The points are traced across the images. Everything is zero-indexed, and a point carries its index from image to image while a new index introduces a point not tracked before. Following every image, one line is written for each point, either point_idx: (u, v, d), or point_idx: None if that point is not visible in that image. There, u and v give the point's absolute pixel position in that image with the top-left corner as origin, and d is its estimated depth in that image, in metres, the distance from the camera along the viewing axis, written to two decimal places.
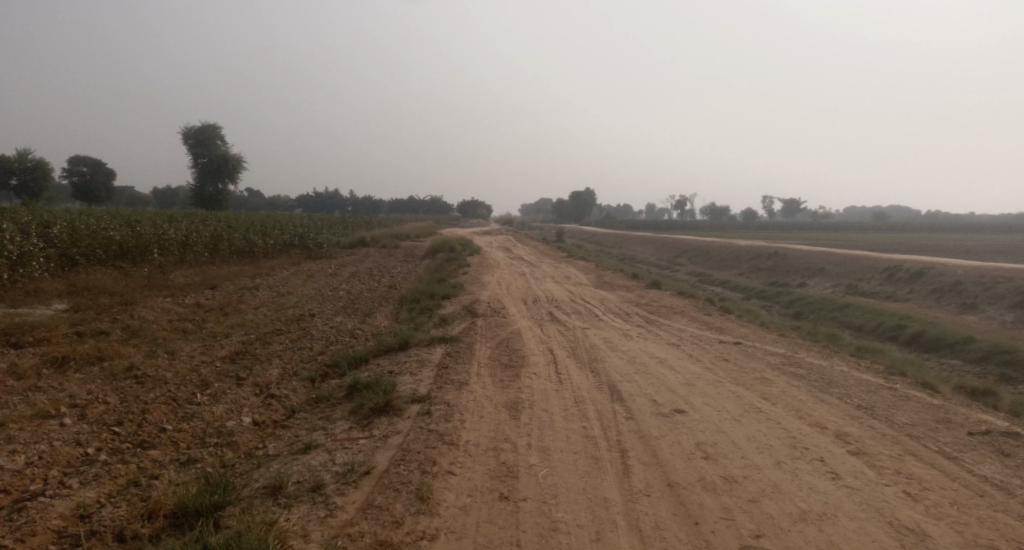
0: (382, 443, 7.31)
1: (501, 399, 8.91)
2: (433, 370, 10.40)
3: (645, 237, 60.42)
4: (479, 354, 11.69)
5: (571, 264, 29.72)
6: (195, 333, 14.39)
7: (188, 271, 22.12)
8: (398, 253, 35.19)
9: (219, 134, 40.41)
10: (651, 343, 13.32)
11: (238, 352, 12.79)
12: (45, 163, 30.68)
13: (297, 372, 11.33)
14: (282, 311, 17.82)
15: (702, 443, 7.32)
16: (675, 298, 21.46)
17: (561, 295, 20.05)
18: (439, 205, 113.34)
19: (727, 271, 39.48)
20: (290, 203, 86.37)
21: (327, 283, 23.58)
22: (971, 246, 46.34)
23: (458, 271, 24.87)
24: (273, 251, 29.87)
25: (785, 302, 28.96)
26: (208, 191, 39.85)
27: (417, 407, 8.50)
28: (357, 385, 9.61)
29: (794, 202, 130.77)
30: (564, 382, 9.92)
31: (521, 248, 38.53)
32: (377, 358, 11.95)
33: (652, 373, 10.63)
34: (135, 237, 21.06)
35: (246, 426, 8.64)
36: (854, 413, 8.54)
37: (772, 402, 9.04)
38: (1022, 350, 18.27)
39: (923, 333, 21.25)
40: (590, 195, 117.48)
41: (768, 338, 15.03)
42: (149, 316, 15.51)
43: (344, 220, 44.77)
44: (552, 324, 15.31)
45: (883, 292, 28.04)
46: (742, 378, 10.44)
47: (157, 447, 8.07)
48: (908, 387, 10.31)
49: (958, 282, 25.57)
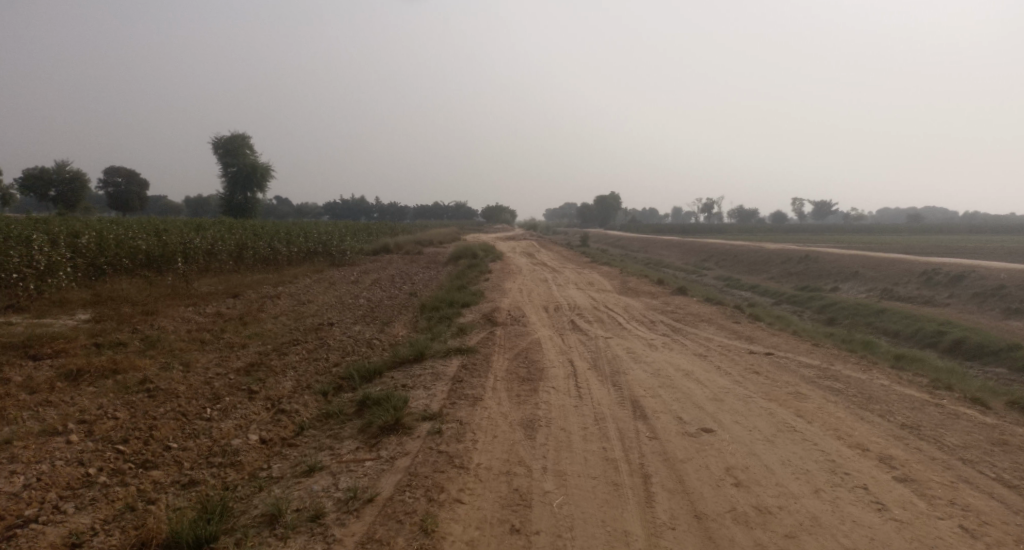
0: (389, 467, 6.85)
1: (517, 416, 8.43)
2: (447, 384, 9.96)
3: (671, 240, 59.45)
4: (496, 367, 11.23)
5: (595, 270, 29.17)
6: (212, 344, 14.08)
7: (212, 280, 21.95)
8: (421, 259, 34.88)
9: (248, 144, 40.51)
10: (676, 354, 12.73)
11: (254, 363, 12.46)
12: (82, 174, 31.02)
13: (310, 386, 10.92)
14: (301, 320, 17.52)
15: (733, 468, 6.77)
16: (702, 305, 20.81)
17: (584, 302, 19.51)
18: (464, 210, 113.16)
19: (757, 275, 38.57)
20: (317, 210, 86.87)
21: (348, 290, 23.29)
22: (1011, 249, 44.76)
23: (480, 277, 24.48)
24: (297, 258, 29.70)
25: (817, 307, 28.11)
26: (237, 200, 39.99)
27: (428, 425, 8.05)
28: (368, 399, 9.15)
29: (823, 204, 128.33)
30: (583, 397, 9.42)
31: (545, 254, 38.00)
32: (391, 370, 11.55)
33: (678, 387, 10.06)
34: (161, 246, 20.95)
35: (252, 443, 8.18)
36: (899, 434, 7.93)
37: (808, 420, 8.46)
38: None
39: (965, 340, 20.36)
40: (616, 199, 116.39)
41: (801, 347, 14.38)
42: (168, 326, 15.28)
43: (369, 227, 44.66)
44: (573, 333, 14.78)
45: (920, 297, 27.04)
46: (774, 393, 9.84)
47: (160, 466, 7.61)
48: (955, 404, 9.65)
49: (1001, 286, 24.55)
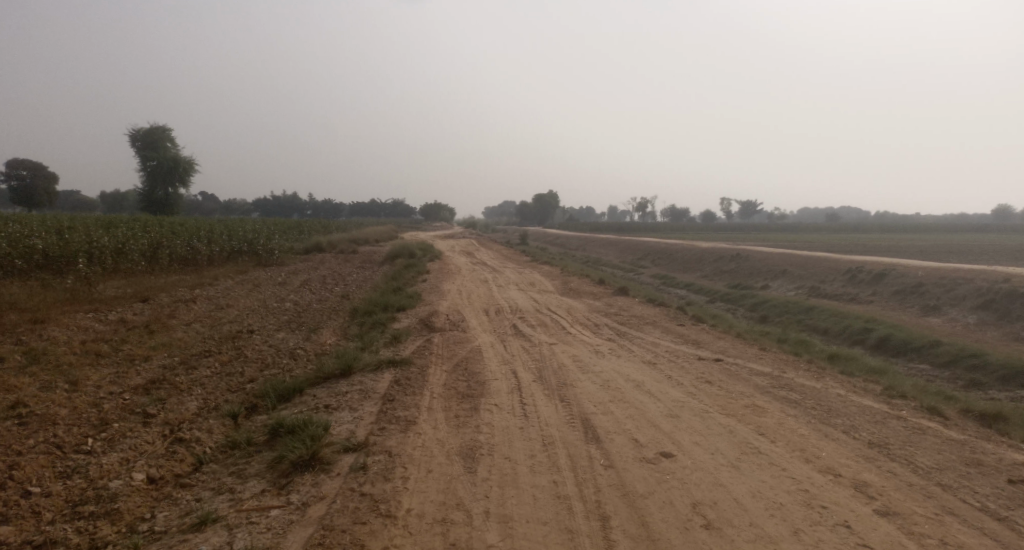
0: (299, 518, 5.86)
1: (455, 443, 7.45)
2: (376, 405, 8.89)
3: (608, 238, 59.23)
4: (432, 381, 10.18)
5: (533, 269, 28.39)
6: (109, 357, 12.58)
7: (120, 282, 20.06)
8: (355, 259, 33.24)
9: (168, 136, 38.07)
10: (624, 362, 11.93)
11: (155, 379, 11.09)
12: None
13: (218, 407, 9.69)
14: (217, 327, 16.02)
15: (699, 503, 6.04)
16: (643, 305, 20.21)
17: (524, 304, 18.63)
18: (400, 207, 110.87)
19: (690, 273, 38.60)
20: (246, 207, 83.60)
21: (273, 293, 21.71)
22: (926, 247, 46.24)
23: (415, 278, 23.31)
24: (220, 258, 27.79)
25: (749, 306, 28.05)
26: (156, 196, 37.49)
27: (351, 458, 7.00)
28: (281, 427, 7.99)
29: (749, 204, 131.80)
30: (529, 416, 8.50)
31: (484, 253, 36.98)
32: (314, 387, 10.41)
33: (631, 402, 9.25)
34: (61, 246, 19.02)
35: (136, 485, 6.99)
36: (870, 454, 7.28)
37: (772, 439, 7.76)
38: (992, 354, 17.61)
39: (890, 337, 20.43)
40: (554, 198, 116.58)
41: (748, 352, 13.84)
42: (61, 336, 13.66)
43: (302, 225, 42.69)
44: (515, 339, 13.85)
45: (846, 294, 27.23)
46: (730, 406, 9.14)
47: (14, 520, 6.38)
48: (914, 414, 9.13)
49: (920, 283, 24.93)
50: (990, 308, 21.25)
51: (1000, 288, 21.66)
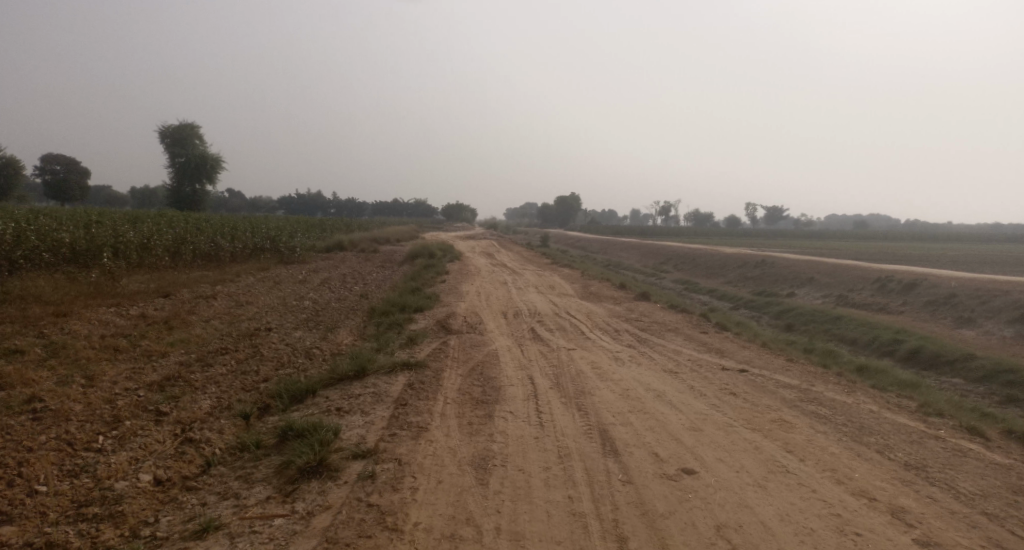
0: (303, 528, 5.65)
1: (468, 451, 7.19)
2: (389, 409, 8.64)
3: (631, 242, 58.66)
4: (447, 386, 9.91)
5: (554, 272, 28.07)
6: (127, 353, 12.47)
7: (143, 276, 20.07)
8: (376, 258, 33.14)
9: (197, 133, 38.35)
10: (645, 370, 11.59)
11: (170, 376, 10.92)
12: (11, 157, 29.14)
13: (230, 407, 9.49)
14: (236, 324, 15.91)
15: (723, 526, 5.77)
16: (665, 311, 19.80)
17: (544, 308, 18.32)
18: (424, 207, 111.09)
19: (714, 279, 37.98)
20: (271, 204, 84.20)
21: (294, 291, 21.61)
22: (957, 257, 45.17)
23: (435, 279, 23.11)
24: (242, 255, 27.82)
25: (774, 314, 27.47)
26: (184, 192, 37.74)
27: (360, 466, 6.76)
28: (290, 430, 7.76)
29: (776, 210, 130.05)
30: (545, 425, 8.21)
31: (505, 254, 36.69)
32: (327, 388, 10.20)
33: (651, 413, 8.93)
34: (87, 240, 19.07)
35: (142, 487, 6.78)
36: (906, 478, 6.89)
37: (799, 457, 7.41)
38: None
39: (921, 349, 19.82)
40: (577, 200, 116.05)
41: (774, 363, 13.41)
42: (81, 330, 13.61)
43: (325, 223, 42.76)
44: (534, 344, 13.55)
45: (874, 304, 26.56)
46: (755, 420, 8.77)
47: (17, 520, 6.20)
48: (951, 435, 8.69)
49: (953, 294, 24.22)
50: None
51: None
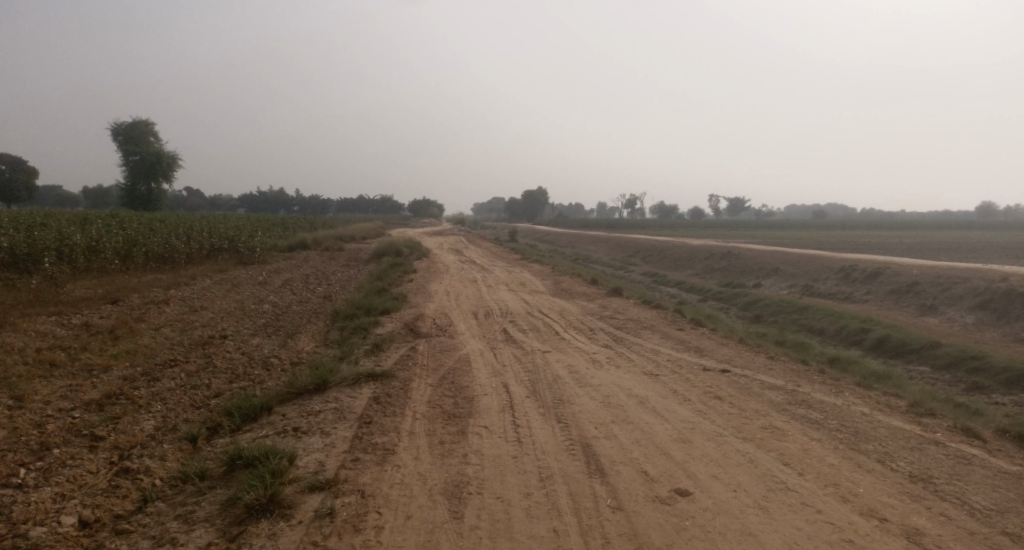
0: None
1: (439, 477, 6.49)
2: (351, 429, 7.87)
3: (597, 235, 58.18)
4: (416, 399, 9.15)
5: (521, 268, 27.38)
6: (64, 368, 11.44)
7: (91, 281, 18.87)
8: (340, 257, 32.08)
9: (151, 130, 36.81)
10: (624, 373, 10.98)
11: (110, 395, 9.94)
12: None
13: (175, 428, 8.62)
14: (188, 333, 14.87)
15: None
16: (637, 307, 19.26)
17: (515, 307, 17.63)
18: (389, 204, 109.65)
19: (681, 271, 37.65)
20: (232, 202, 82.05)
21: (253, 294, 20.54)
22: (915, 244, 45.56)
23: (402, 278, 22.26)
24: (199, 256, 26.57)
25: (742, 305, 27.17)
26: (139, 192, 36.20)
27: (317, 500, 6.03)
28: (239, 458, 6.96)
29: (738, 201, 131.22)
30: (524, 441, 7.54)
31: (473, 250, 35.87)
32: (285, 403, 9.37)
33: (636, 423, 8.30)
34: (28, 244, 17.82)
35: (64, 533, 5.95)
36: (914, 492, 6.37)
37: (798, 470, 6.86)
38: (995, 355, 16.79)
39: (888, 338, 19.58)
40: (543, 193, 115.60)
41: (754, 361, 12.92)
42: (16, 343, 12.52)
43: (288, 222, 41.45)
44: (506, 346, 12.84)
45: (839, 293, 26.39)
46: (746, 429, 8.20)
47: None
48: (949, 439, 8.20)
49: (915, 282, 24.11)
50: (987, 307, 20.45)
51: (998, 287, 20.86)
